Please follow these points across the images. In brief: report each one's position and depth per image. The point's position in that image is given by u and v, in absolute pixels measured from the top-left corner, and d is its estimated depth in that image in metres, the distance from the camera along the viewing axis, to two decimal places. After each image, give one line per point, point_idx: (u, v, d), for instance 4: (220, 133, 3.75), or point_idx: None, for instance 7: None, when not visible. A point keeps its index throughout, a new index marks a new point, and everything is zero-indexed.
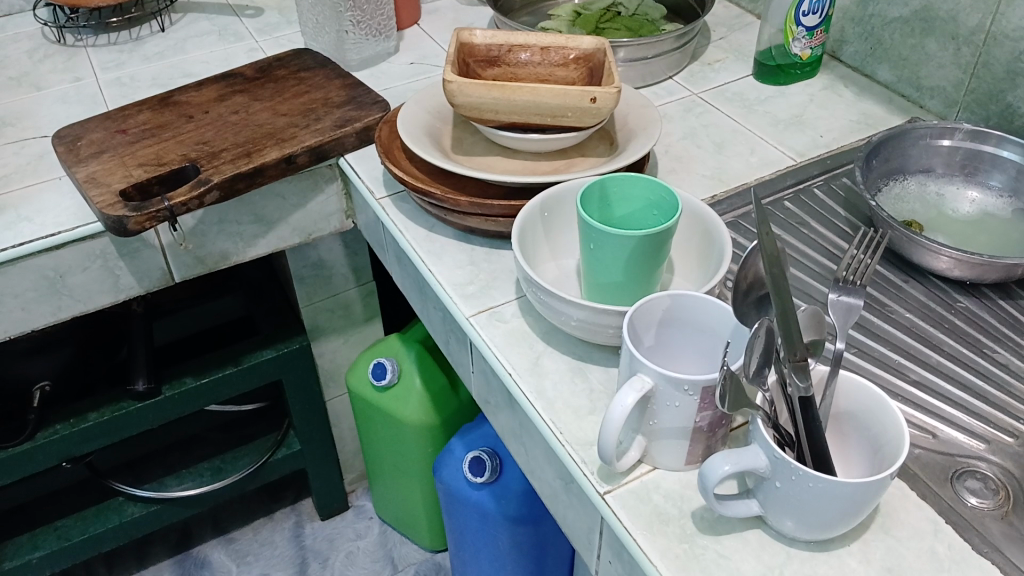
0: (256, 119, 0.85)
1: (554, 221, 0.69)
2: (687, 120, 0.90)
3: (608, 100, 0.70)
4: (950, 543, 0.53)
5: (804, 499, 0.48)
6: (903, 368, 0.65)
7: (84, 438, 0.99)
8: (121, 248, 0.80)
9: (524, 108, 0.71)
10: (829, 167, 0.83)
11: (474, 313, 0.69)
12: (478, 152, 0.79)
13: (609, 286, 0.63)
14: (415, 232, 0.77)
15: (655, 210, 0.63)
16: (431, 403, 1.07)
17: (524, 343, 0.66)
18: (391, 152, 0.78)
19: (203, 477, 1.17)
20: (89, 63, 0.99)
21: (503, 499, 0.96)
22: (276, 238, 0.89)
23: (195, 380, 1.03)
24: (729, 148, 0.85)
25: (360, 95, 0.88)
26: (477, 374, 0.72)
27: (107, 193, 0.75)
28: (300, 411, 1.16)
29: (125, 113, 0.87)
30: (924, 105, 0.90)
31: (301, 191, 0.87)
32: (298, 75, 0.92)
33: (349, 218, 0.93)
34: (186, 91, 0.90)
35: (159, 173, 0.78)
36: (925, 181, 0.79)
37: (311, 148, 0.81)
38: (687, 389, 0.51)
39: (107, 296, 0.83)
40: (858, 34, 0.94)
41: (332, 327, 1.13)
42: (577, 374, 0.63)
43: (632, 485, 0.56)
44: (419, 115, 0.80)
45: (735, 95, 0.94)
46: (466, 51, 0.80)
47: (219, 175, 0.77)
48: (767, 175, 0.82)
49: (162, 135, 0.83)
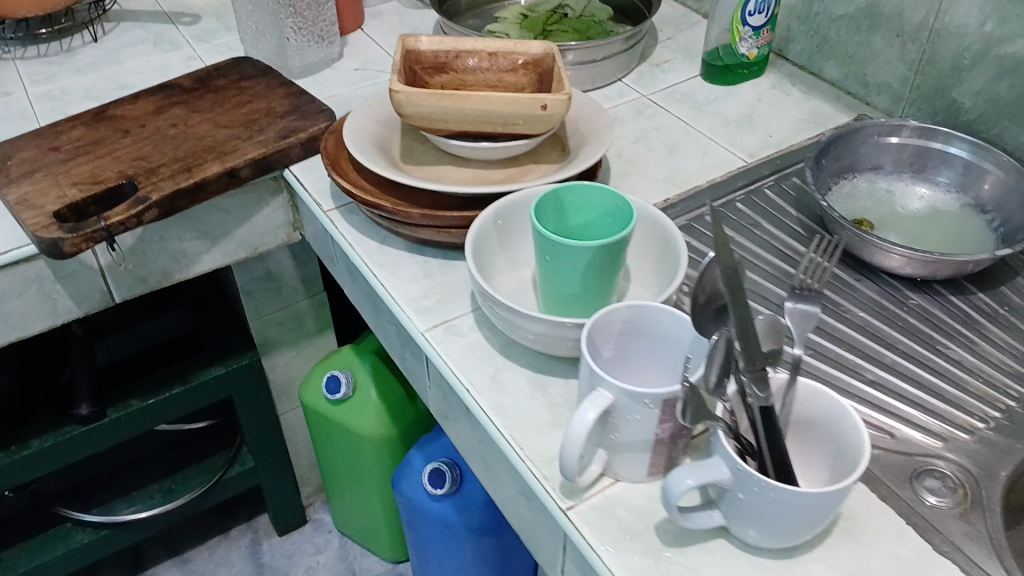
0: (196, 131, 0.82)
1: (508, 231, 0.68)
2: (638, 123, 0.89)
3: (559, 107, 0.69)
4: (912, 544, 0.53)
5: (767, 510, 0.48)
6: (860, 368, 0.65)
7: (27, 466, 0.95)
8: (58, 271, 0.77)
9: (475, 118, 0.69)
10: (779, 167, 0.83)
11: (430, 328, 0.67)
12: (429, 161, 0.77)
13: (567, 298, 0.62)
14: (365, 245, 0.75)
15: (610, 219, 0.63)
16: (389, 413, 1.06)
17: (482, 357, 0.65)
18: (339, 163, 0.75)
19: (154, 499, 1.14)
20: (16, 77, 0.94)
21: (466, 509, 0.95)
22: (221, 253, 0.86)
23: (142, 401, 1.00)
24: (681, 150, 0.85)
25: (304, 104, 0.86)
26: (435, 389, 0.70)
27: (40, 214, 0.72)
28: (253, 427, 1.13)
29: (58, 128, 0.83)
30: (870, 102, 0.91)
31: (245, 205, 0.84)
32: (238, 84, 0.89)
33: (296, 230, 0.90)
34: (122, 105, 0.86)
35: (96, 192, 0.75)
36: (876, 178, 0.80)
37: (254, 161, 0.79)
38: (647, 403, 0.51)
39: (45, 320, 0.79)
40: (804, 32, 0.95)
41: (283, 339, 1.11)
42: (538, 388, 0.62)
43: (595, 499, 0.55)
44: (366, 125, 0.78)
45: (685, 96, 0.93)
46: (413, 58, 0.78)
47: (158, 192, 0.74)
48: (719, 178, 0.82)
49: (98, 151, 0.79)
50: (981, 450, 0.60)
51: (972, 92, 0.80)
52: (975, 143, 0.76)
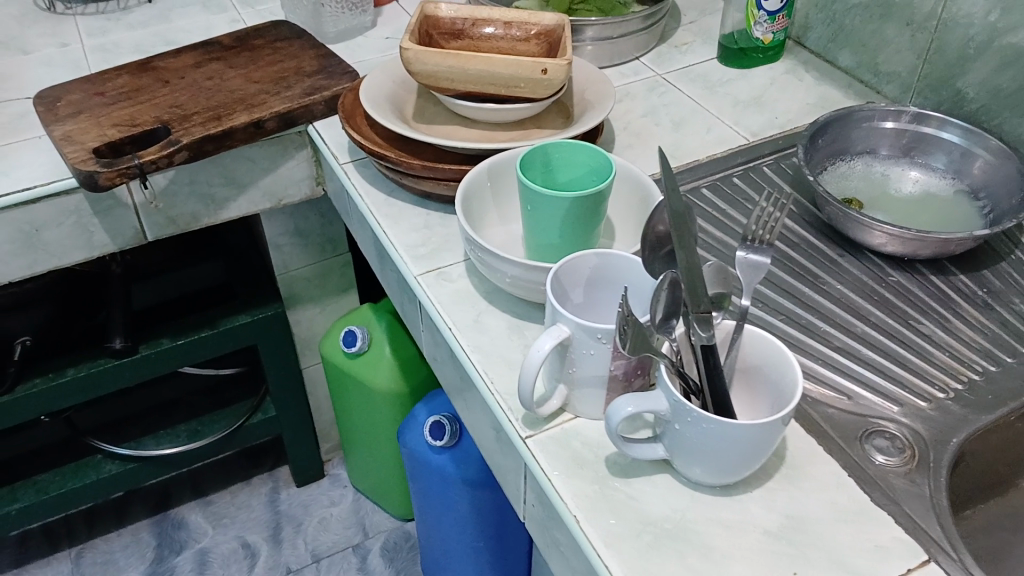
0: (229, 85, 0.88)
1: (501, 187, 0.72)
2: (649, 99, 0.92)
3: (559, 72, 0.73)
4: (851, 495, 0.55)
5: (700, 441, 0.51)
6: (828, 335, 0.67)
7: (62, 393, 1.03)
8: (95, 206, 0.84)
9: (479, 78, 0.74)
10: (780, 147, 0.85)
11: (422, 273, 0.72)
12: (439, 121, 0.81)
13: (548, 247, 0.65)
14: (374, 196, 0.80)
15: (595, 176, 0.66)
16: (400, 370, 1.11)
17: (467, 301, 0.69)
18: (354, 117, 0.81)
19: (180, 438, 1.21)
20: (75, 30, 1.02)
21: (463, 463, 0.98)
22: (247, 202, 0.92)
23: (172, 340, 1.07)
24: (686, 126, 0.88)
25: (331, 65, 0.91)
26: (426, 332, 0.74)
27: (80, 149, 0.79)
28: (275, 376, 1.19)
29: (105, 76, 0.90)
30: (881, 90, 0.92)
31: (271, 156, 0.90)
32: (273, 45, 0.94)
33: (319, 185, 0.96)
34: (165, 58, 0.93)
35: (132, 133, 0.81)
36: (872, 162, 0.82)
37: (279, 114, 0.85)
38: (601, 338, 0.54)
39: (81, 252, 0.86)
40: (822, 20, 0.97)
41: (308, 295, 1.17)
42: (515, 331, 0.66)
43: (553, 431, 0.59)
44: (384, 84, 0.83)
45: (698, 76, 0.96)
46: (431, 23, 0.83)
47: (188, 136, 0.81)
48: (719, 154, 0.84)
49: (138, 98, 0.86)
50: (936, 417, 0.61)
51: (976, 82, 0.82)
52: (967, 128, 0.78)
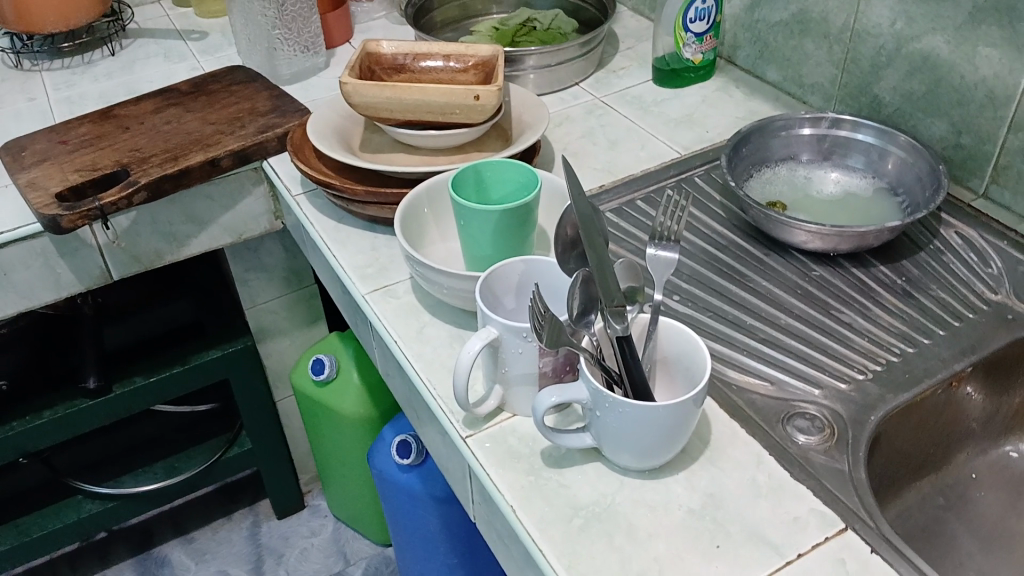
0: (186, 127, 0.92)
1: (440, 206, 0.76)
2: (587, 121, 0.97)
3: (490, 97, 0.77)
4: (770, 472, 0.58)
5: (621, 425, 0.54)
6: (754, 328, 0.71)
7: (39, 435, 1.05)
8: (61, 246, 0.88)
9: (416, 107, 0.78)
10: (711, 158, 0.90)
11: (370, 291, 0.75)
12: (384, 149, 0.86)
13: (482, 259, 0.70)
14: (325, 223, 0.84)
15: (524, 191, 0.71)
16: (368, 396, 1.14)
17: (411, 315, 0.73)
18: (303, 150, 0.85)
19: (157, 474, 1.23)
20: (43, 85, 1.07)
21: (430, 480, 1.01)
22: (208, 238, 0.96)
23: (145, 378, 1.10)
24: (621, 144, 0.93)
25: (284, 104, 0.95)
26: (378, 349, 0.77)
27: (44, 194, 0.84)
28: (249, 410, 1.22)
29: (69, 126, 0.94)
30: (807, 101, 0.98)
31: (229, 193, 0.94)
32: (230, 88, 0.99)
33: (277, 219, 1.00)
34: (126, 106, 0.97)
35: (93, 177, 0.86)
36: (795, 166, 0.86)
37: (233, 152, 0.89)
38: (526, 336, 0.57)
39: (50, 292, 0.90)
40: (749, 39, 1.02)
41: (277, 328, 1.20)
42: (457, 340, 0.70)
43: (492, 430, 0.62)
44: (330, 119, 0.87)
45: (634, 98, 1.01)
46: (373, 60, 0.88)
47: (147, 177, 0.85)
48: (653, 168, 0.89)
49: (100, 144, 0.90)
50: (855, 397, 0.65)
51: (890, 88, 0.87)
52: (880, 129, 0.83)
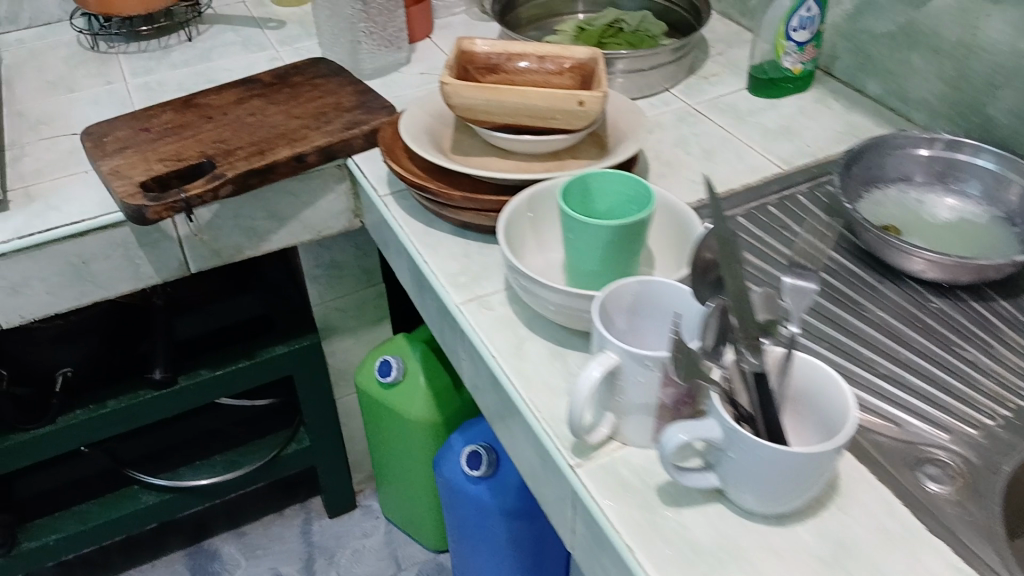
0: (271, 120, 0.90)
1: (542, 216, 0.73)
2: (680, 129, 0.93)
3: (594, 103, 0.74)
4: (903, 522, 0.54)
5: (755, 468, 0.51)
6: (873, 362, 0.67)
7: (103, 424, 1.04)
8: (141, 238, 0.86)
9: (516, 111, 0.75)
10: (814, 175, 0.86)
11: (464, 301, 0.73)
12: (476, 152, 0.83)
13: (588, 275, 0.67)
14: (414, 227, 0.81)
15: (633, 204, 0.67)
16: (435, 400, 1.11)
17: (508, 329, 0.70)
18: (394, 151, 0.82)
19: (217, 468, 1.22)
20: (120, 69, 1.06)
21: (500, 493, 0.99)
22: (287, 234, 0.94)
23: (210, 371, 1.09)
24: (717, 156, 0.89)
25: (369, 101, 0.93)
26: (467, 360, 0.75)
27: (128, 184, 0.82)
28: (310, 407, 1.20)
29: (150, 113, 0.92)
30: (911, 118, 0.93)
31: (312, 190, 0.92)
32: (313, 81, 0.97)
33: (356, 217, 0.97)
34: (208, 94, 0.95)
35: (178, 168, 0.84)
36: (906, 189, 0.82)
37: (320, 148, 0.87)
38: (648, 364, 0.54)
39: (127, 283, 0.89)
40: (850, 50, 0.98)
41: (342, 326, 1.18)
42: (557, 357, 0.66)
43: (601, 460, 0.59)
44: (422, 118, 0.85)
45: (728, 108, 0.97)
46: (467, 59, 0.85)
47: (233, 170, 0.83)
48: (754, 182, 0.85)
49: (183, 133, 0.88)
50: (987, 443, 0.61)
51: (1007, 109, 0.82)
52: (1001, 154, 0.79)
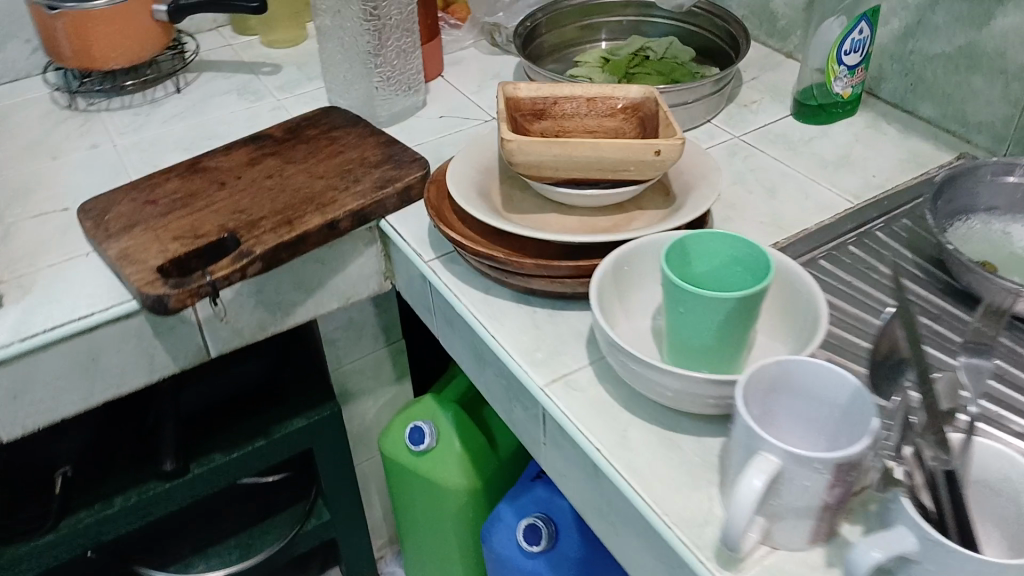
0: (293, 183, 0.82)
1: (627, 280, 0.66)
2: (734, 162, 0.87)
3: (672, 152, 0.67)
4: None
5: None
6: (1005, 420, 0.60)
7: (109, 525, 0.93)
8: (158, 325, 0.76)
9: (587, 166, 0.68)
10: (887, 208, 0.81)
11: (548, 383, 0.64)
12: (532, 209, 0.75)
13: (698, 349, 0.59)
14: (471, 296, 0.73)
15: (739, 266, 0.60)
16: (471, 464, 1.02)
17: (607, 412, 0.62)
18: (444, 213, 0.73)
19: (231, 557, 1.12)
20: (106, 128, 0.95)
21: (559, 568, 0.91)
22: (314, 304, 0.85)
23: (225, 456, 0.98)
24: (781, 193, 0.82)
25: (397, 153, 0.85)
26: (550, 446, 0.67)
27: (144, 269, 0.72)
28: (331, 479, 1.10)
29: (153, 181, 0.83)
30: (971, 141, 0.88)
31: (340, 255, 0.83)
32: (329, 134, 0.89)
33: (388, 279, 0.89)
34: (215, 156, 0.86)
35: (197, 246, 0.74)
36: (990, 220, 0.77)
37: (352, 212, 0.79)
38: (818, 467, 0.47)
39: (141, 375, 0.78)
40: (897, 71, 0.93)
41: (362, 390, 1.09)
42: (668, 446, 0.59)
43: (752, 571, 0.51)
44: (468, 173, 0.77)
45: (778, 137, 0.91)
46: (513, 105, 0.77)
47: (262, 245, 0.74)
48: (827, 221, 0.79)
49: (196, 204, 0.79)
50: None
51: None
52: None
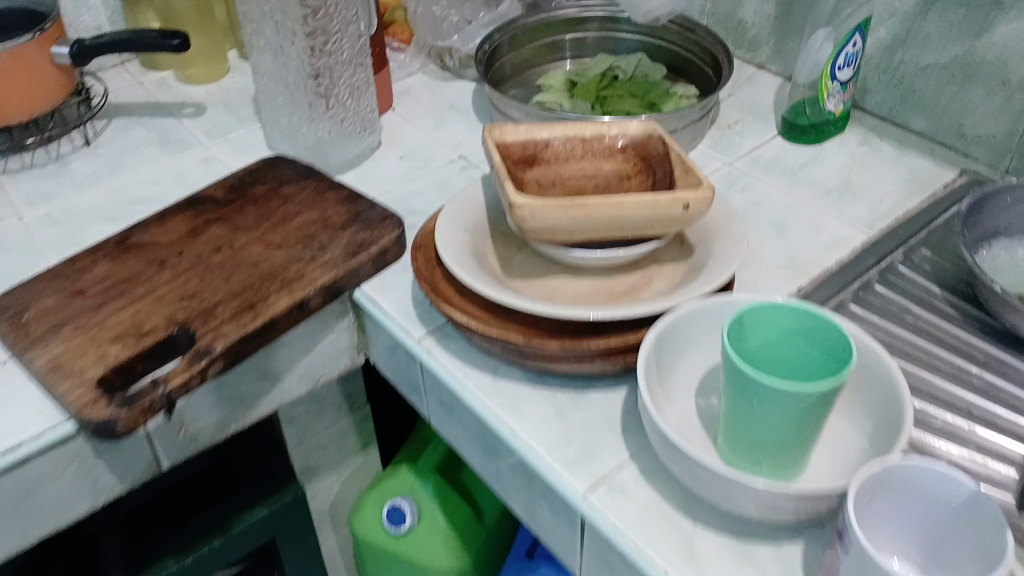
0: (247, 256, 0.70)
1: (667, 359, 0.57)
2: (733, 196, 0.80)
3: (703, 206, 0.59)
4: None
5: None
6: None
7: None
8: (100, 445, 0.63)
9: (607, 227, 0.59)
10: (903, 238, 0.75)
11: (590, 489, 0.54)
12: (537, 273, 0.66)
13: (767, 443, 0.50)
14: (478, 379, 0.62)
15: (799, 339, 0.52)
16: (459, 540, 0.93)
17: (664, 518, 0.53)
18: (439, 286, 0.63)
19: None
20: (7, 197, 0.81)
21: None
22: (281, 391, 0.73)
23: (177, 562, 0.83)
24: (790, 228, 0.76)
25: (364, 211, 0.75)
26: (590, 560, 0.57)
27: (81, 383, 0.59)
28: (298, 565, 0.98)
29: (78, 266, 0.69)
30: (969, 154, 0.84)
31: (308, 335, 0.72)
32: (280, 191, 0.77)
33: (360, 352, 0.78)
34: (148, 228, 0.73)
35: (143, 347, 0.62)
36: (1014, 247, 0.72)
37: (324, 287, 0.67)
38: None
39: (83, 503, 0.65)
40: (884, 82, 0.88)
41: (326, 463, 0.98)
42: (744, 561, 0.50)
43: None
44: (458, 234, 0.66)
45: (771, 162, 0.85)
46: (501, 153, 0.68)
47: (223, 340, 0.62)
48: (847, 258, 0.73)
49: (133, 292, 0.66)
50: None
51: None
52: None
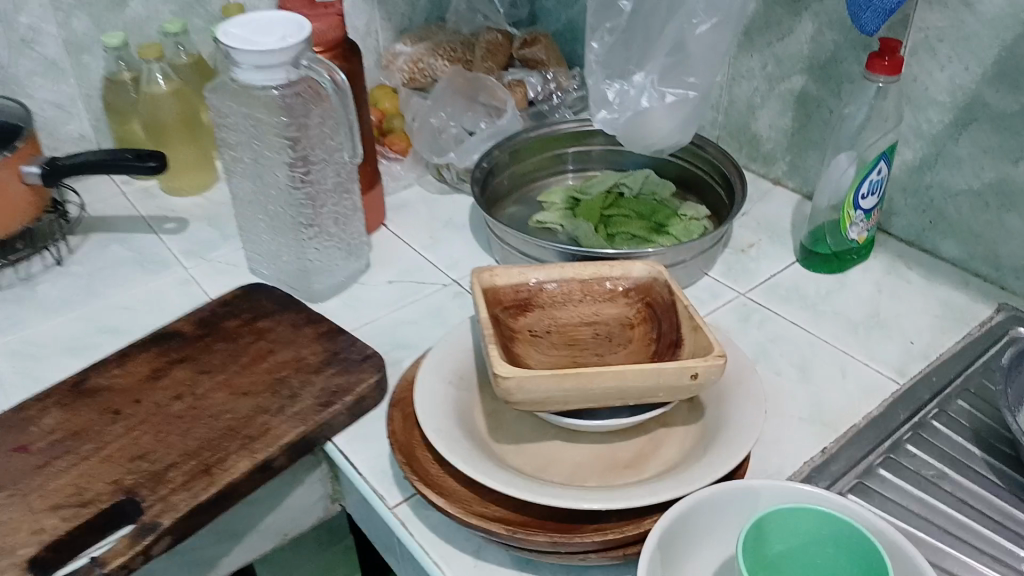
0: (211, 404, 0.64)
1: (673, 555, 0.50)
2: (749, 333, 0.73)
3: (713, 374, 0.52)
4: None
5: None
6: None
7: None
8: None
9: (605, 397, 0.53)
10: (938, 387, 0.68)
11: None
12: (529, 436, 0.59)
13: None
14: (458, 564, 0.55)
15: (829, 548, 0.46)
16: None
17: None
18: (415, 455, 0.56)
19: None
20: None
21: None
22: (245, 550, 0.66)
23: None
24: (813, 372, 0.69)
25: (343, 350, 0.68)
26: None
27: (8, 566, 0.52)
28: None
29: (27, 414, 0.63)
30: (1007, 286, 0.77)
31: (276, 489, 0.65)
32: (254, 325, 0.71)
33: (335, 500, 0.70)
34: (109, 368, 0.67)
35: (83, 519, 0.55)
36: None
37: (292, 445, 0.60)
38: None
39: None
40: (910, 205, 0.82)
41: None
42: None
43: None
44: (442, 389, 0.60)
45: (789, 292, 0.78)
46: (492, 298, 0.62)
47: (172, 513, 0.55)
48: (877, 410, 0.65)
49: (82, 449, 0.60)
50: None
51: None
52: None
